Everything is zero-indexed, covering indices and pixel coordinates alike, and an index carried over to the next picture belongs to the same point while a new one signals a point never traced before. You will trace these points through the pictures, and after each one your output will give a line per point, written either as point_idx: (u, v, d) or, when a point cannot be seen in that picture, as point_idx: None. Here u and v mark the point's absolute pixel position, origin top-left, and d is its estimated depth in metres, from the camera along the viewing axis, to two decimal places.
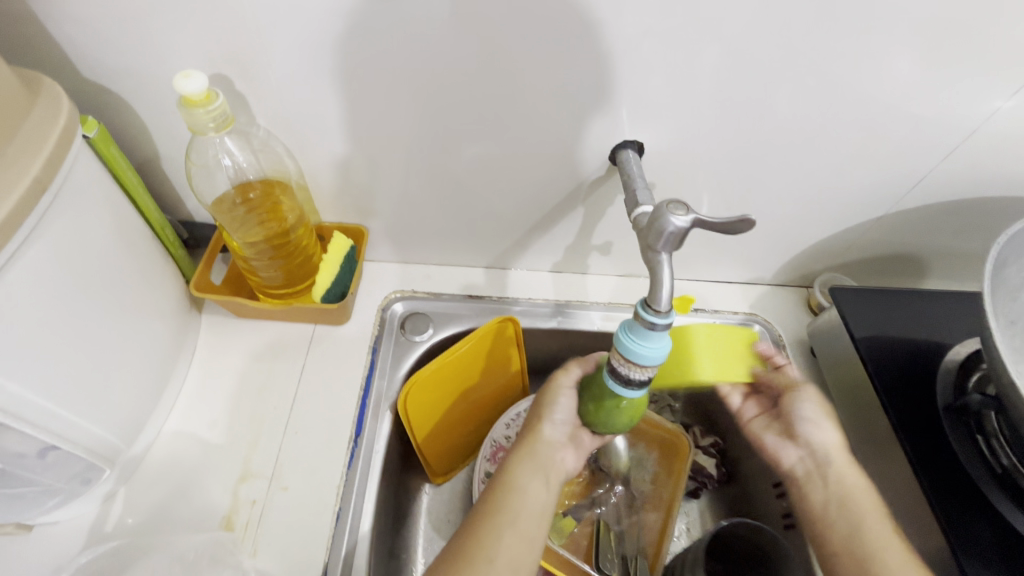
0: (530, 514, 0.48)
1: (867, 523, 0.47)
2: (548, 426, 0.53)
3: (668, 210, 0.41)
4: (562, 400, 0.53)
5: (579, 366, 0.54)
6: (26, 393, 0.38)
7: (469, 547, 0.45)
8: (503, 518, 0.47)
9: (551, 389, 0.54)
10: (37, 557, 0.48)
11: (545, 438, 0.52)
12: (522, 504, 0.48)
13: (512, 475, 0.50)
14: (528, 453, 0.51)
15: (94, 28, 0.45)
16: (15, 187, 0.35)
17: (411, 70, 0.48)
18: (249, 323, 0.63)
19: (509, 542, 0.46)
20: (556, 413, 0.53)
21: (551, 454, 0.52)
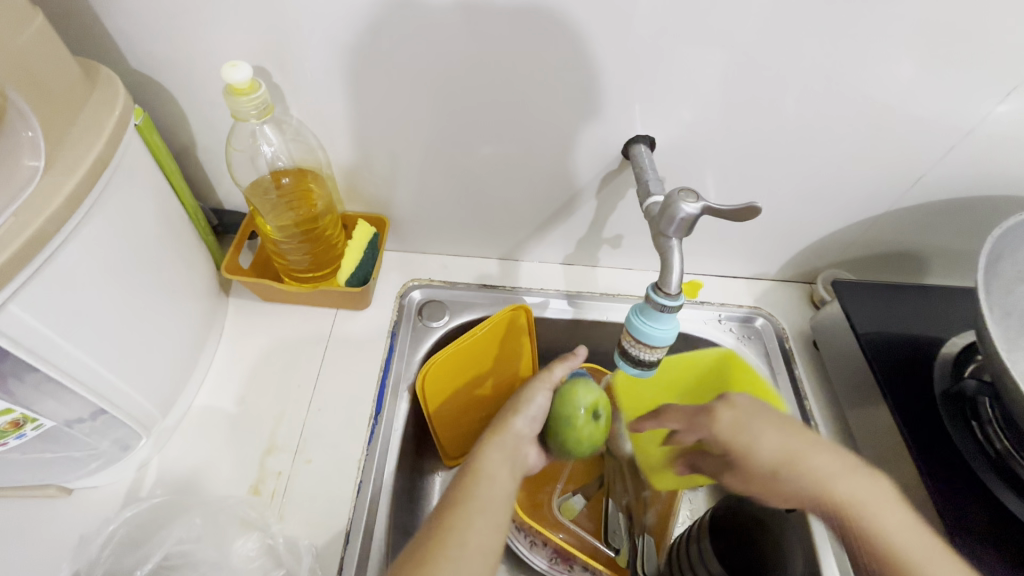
0: (499, 498, 0.45)
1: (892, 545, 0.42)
2: (519, 419, 0.53)
3: (680, 197, 0.44)
4: (538, 397, 0.54)
5: (561, 367, 0.56)
6: (82, 357, 0.41)
7: (441, 529, 0.41)
8: (473, 501, 0.44)
9: (529, 385, 0.55)
10: (77, 517, 0.50)
11: (517, 427, 0.52)
12: (486, 486, 0.45)
13: (481, 458, 0.48)
14: (497, 438, 0.50)
15: (145, 20, 0.48)
16: (80, 163, 0.38)
17: (437, 66, 0.51)
18: (274, 306, 0.66)
19: (481, 525, 0.42)
20: (529, 409, 0.54)
21: (520, 442, 0.51)
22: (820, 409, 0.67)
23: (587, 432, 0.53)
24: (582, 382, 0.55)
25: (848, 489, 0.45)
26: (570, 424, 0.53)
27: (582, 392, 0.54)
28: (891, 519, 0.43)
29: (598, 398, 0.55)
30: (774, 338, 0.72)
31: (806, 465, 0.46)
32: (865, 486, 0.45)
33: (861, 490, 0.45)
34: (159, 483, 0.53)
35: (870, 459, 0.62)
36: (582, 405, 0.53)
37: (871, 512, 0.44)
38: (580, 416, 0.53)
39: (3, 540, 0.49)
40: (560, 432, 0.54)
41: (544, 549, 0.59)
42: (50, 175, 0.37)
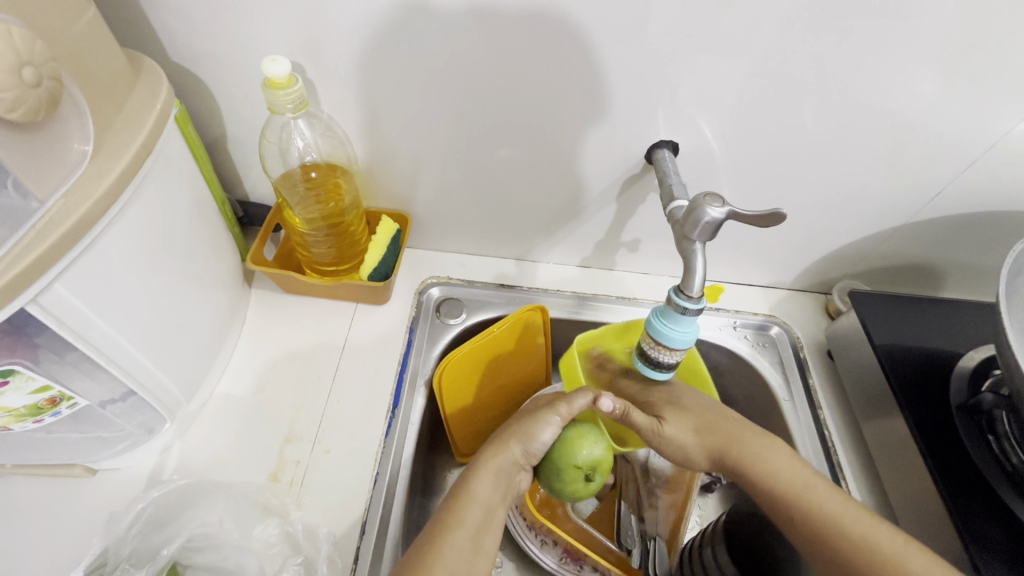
0: (483, 526, 0.44)
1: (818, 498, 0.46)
2: (519, 446, 0.48)
3: (706, 202, 0.45)
4: (546, 431, 0.49)
5: (581, 400, 0.50)
6: (120, 339, 0.42)
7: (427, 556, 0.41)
8: (460, 529, 0.43)
9: (541, 415, 0.49)
10: (99, 498, 0.51)
11: (516, 454, 0.48)
12: (473, 514, 0.44)
13: (472, 482, 0.45)
14: (492, 463, 0.47)
15: (187, 14, 0.49)
16: (126, 150, 0.39)
17: (468, 69, 0.52)
18: (295, 299, 0.67)
19: (464, 554, 0.42)
20: (535, 441, 0.49)
21: (516, 470, 0.48)
22: (833, 418, 0.68)
23: (574, 486, 0.50)
24: (593, 437, 0.51)
25: (763, 452, 0.49)
26: (560, 474, 0.50)
27: (585, 447, 0.50)
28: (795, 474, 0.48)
29: (600, 460, 0.50)
30: (788, 347, 0.72)
31: (717, 434, 0.51)
32: (779, 451, 0.49)
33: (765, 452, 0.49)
34: (180, 468, 0.53)
35: (884, 470, 0.62)
36: (582, 461, 0.49)
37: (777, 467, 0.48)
38: (574, 470, 0.49)
39: (28, 518, 0.50)
40: (549, 476, 0.51)
41: (555, 548, 0.60)
42: (99, 160, 0.38)
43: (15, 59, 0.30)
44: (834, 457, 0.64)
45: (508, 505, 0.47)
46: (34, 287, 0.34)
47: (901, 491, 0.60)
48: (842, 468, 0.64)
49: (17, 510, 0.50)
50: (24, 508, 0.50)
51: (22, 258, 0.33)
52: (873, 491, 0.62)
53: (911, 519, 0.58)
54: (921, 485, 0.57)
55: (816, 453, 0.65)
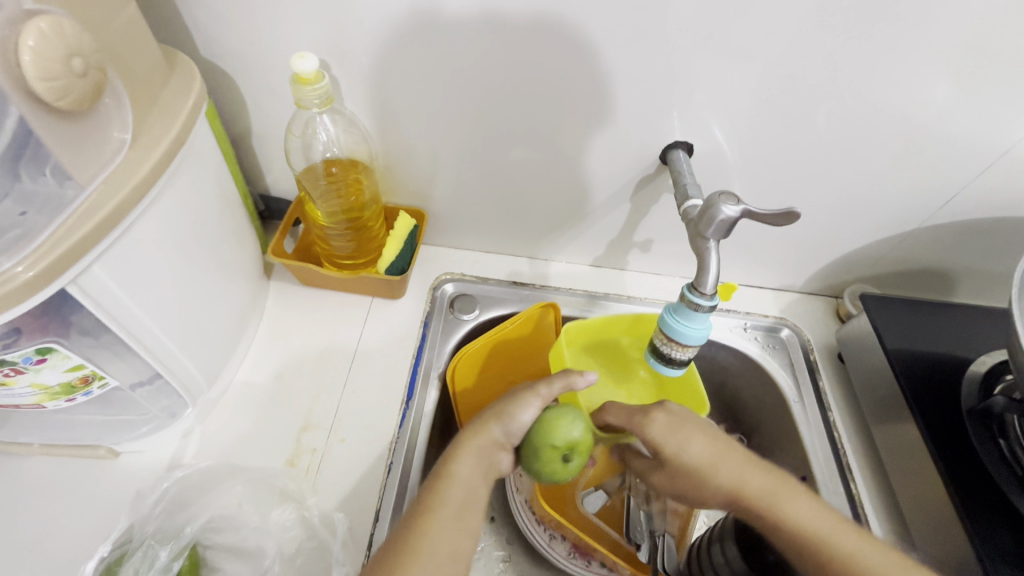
0: (466, 505, 0.44)
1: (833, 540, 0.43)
2: (499, 427, 0.48)
3: (720, 200, 0.46)
4: (527, 410, 0.49)
5: (560, 381, 0.51)
6: (150, 324, 0.44)
7: (410, 539, 0.41)
8: (441, 509, 0.43)
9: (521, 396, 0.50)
10: (122, 479, 0.53)
11: (496, 434, 0.48)
12: (453, 493, 0.44)
13: (454, 462, 0.45)
14: (473, 442, 0.47)
15: (219, 11, 0.51)
16: (160, 142, 0.41)
17: (488, 69, 0.53)
18: (312, 291, 0.68)
19: (446, 533, 0.42)
20: (515, 419, 0.49)
21: (497, 450, 0.48)
22: (843, 421, 0.68)
23: (554, 468, 0.48)
24: (573, 418, 0.49)
25: (780, 500, 0.45)
26: (539, 456, 0.48)
27: (565, 428, 0.48)
28: (807, 515, 0.44)
29: (580, 441, 0.49)
30: (799, 349, 0.73)
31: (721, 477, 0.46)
32: (800, 499, 0.45)
33: (775, 492, 0.45)
34: (200, 451, 0.55)
35: (894, 473, 0.62)
36: (562, 442, 0.48)
37: (789, 511, 0.45)
38: (552, 451, 0.48)
39: (55, 496, 0.51)
40: (527, 458, 0.49)
41: (563, 543, 0.61)
42: (136, 150, 0.40)
43: (65, 49, 0.32)
44: (843, 459, 0.65)
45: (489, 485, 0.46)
46: (74, 269, 0.36)
47: (910, 494, 0.60)
48: (851, 470, 0.64)
49: (43, 488, 0.52)
50: (51, 486, 0.52)
51: (64, 240, 0.35)
52: (881, 493, 0.63)
53: (920, 521, 0.58)
54: (930, 487, 0.57)
55: (825, 455, 0.65)
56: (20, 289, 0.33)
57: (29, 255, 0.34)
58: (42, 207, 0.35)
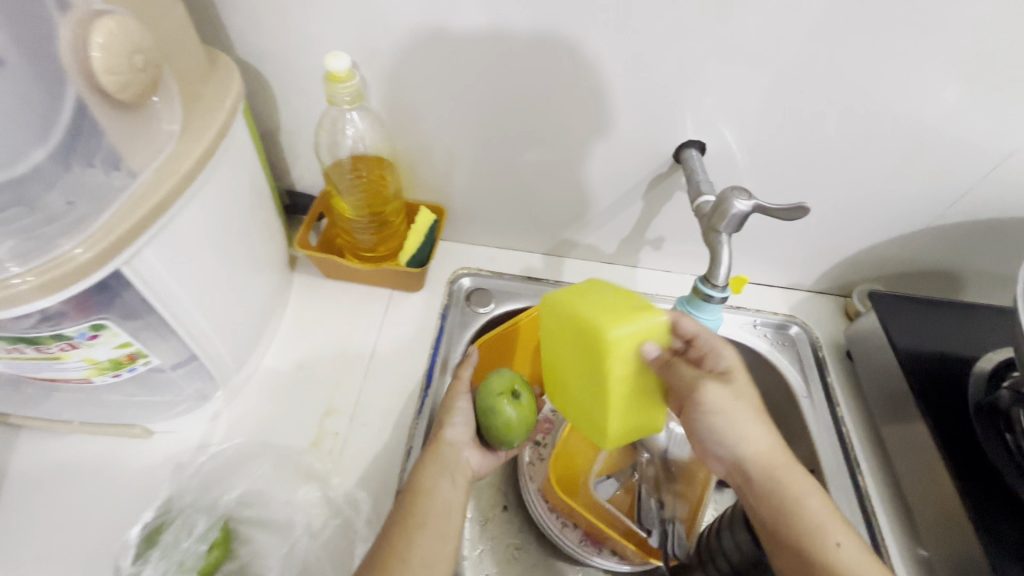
0: (440, 512, 0.47)
1: (828, 536, 0.45)
2: (448, 429, 0.52)
3: (732, 196, 0.48)
4: (460, 404, 0.54)
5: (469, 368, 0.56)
6: (190, 307, 0.46)
7: (391, 551, 0.44)
8: (414, 519, 0.46)
9: (452, 398, 0.55)
10: (155, 457, 0.55)
11: (448, 438, 0.52)
12: (432, 502, 0.47)
13: (418, 475, 0.49)
14: (435, 453, 0.51)
15: (256, 12, 0.54)
16: (206, 132, 0.43)
17: (510, 68, 0.56)
18: (334, 283, 0.71)
19: (425, 542, 0.44)
20: (456, 416, 0.53)
21: (458, 455, 0.52)
22: (851, 417, 0.69)
23: (512, 414, 0.51)
24: (496, 371, 0.54)
25: (798, 490, 0.46)
26: (491, 410, 0.51)
27: (494, 378, 0.53)
28: (817, 508, 0.46)
29: (513, 380, 0.53)
30: (808, 346, 0.74)
31: (757, 420, 0.49)
32: (815, 493, 0.47)
33: (793, 482, 0.47)
34: (227, 433, 0.57)
35: (902, 468, 0.63)
36: (499, 389, 0.51)
37: (802, 499, 0.46)
38: (498, 398, 0.51)
39: (94, 471, 0.54)
40: (484, 423, 0.51)
41: (574, 531, 0.64)
42: (183, 142, 0.42)
43: (130, 46, 0.35)
44: (852, 454, 0.66)
45: (464, 488, 0.50)
46: (126, 252, 0.38)
47: (917, 487, 0.61)
48: (859, 464, 0.65)
49: (83, 464, 0.54)
50: (89, 463, 0.54)
51: (120, 224, 0.38)
52: (888, 487, 0.64)
53: (926, 514, 0.60)
54: (937, 480, 0.59)
55: (833, 449, 0.66)
56: (80, 268, 0.36)
57: (88, 237, 0.37)
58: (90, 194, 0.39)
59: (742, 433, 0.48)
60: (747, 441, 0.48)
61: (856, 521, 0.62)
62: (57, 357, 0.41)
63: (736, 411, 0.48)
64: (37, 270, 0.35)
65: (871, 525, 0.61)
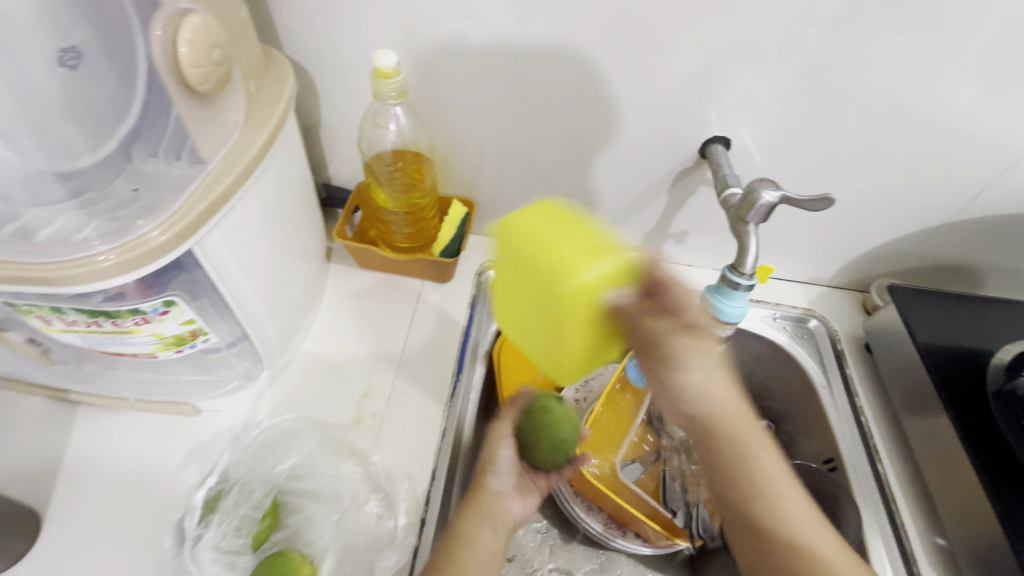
0: (480, 565, 0.46)
1: (783, 507, 0.43)
2: (491, 478, 0.53)
3: (761, 186, 0.51)
4: (504, 449, 0.54)
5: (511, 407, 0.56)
6: (245, 287, 0.49)
7: None
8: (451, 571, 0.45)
9: (493, 442, 0.55)
10: (204, 435, 0.58)
11: (491, 487, 0.52)
12: (473, 550, 0.47)
13: (460, 525, 0.49)
14: (476, 503, 0.51)
15: (305, 11, 0.56)
16: (268, 122, 0.46)
17: (543, 65, 0.58)
18: (367, 273, 0.73)
19: None
20: (499, 464, 0.53)
21: (498, 506, 0.51)
22: (871, 408, 0.71)
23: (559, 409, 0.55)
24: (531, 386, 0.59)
25: (749, 446, 0.45)
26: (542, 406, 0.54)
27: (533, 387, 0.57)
28: (767, 459, 0.45)
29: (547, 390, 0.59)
30: (826, 339, 0.76)
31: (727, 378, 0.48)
32: (765, 443, 0.46)
33: (746, 437, 0.46)
34: (271, 413, 0.60)
35: (922, 454, 0.65)
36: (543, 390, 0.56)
37: (755, 454, 0.45)
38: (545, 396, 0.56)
39: (146, 446, 0.57)
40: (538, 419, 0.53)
41: (600, 514, 0.65)
42: (247, 131, 0.46)
43: (210, 42, 0.39)
44: (871, 442, 0.68)
45: (503, 540, 0.50)
46: (197, 234, 0.41)
47: (937, 473, 0.63)
48: (879, 452, 0.67)
49: (135, 439, 0.57)
50: (142, 438, 0.57)
51: (193, 210, 0.40)
52: (908, 475, 0.66)
53: (946, 499, 0.61)
54: (958, 468, 0.60)
55: (854, 439, 0.68)
56: (157, 249, 0.39)
57: (164, 221, 0.39)
58: (160, 181, 0.41)
59: (711, 388, 0.46)
60: (716, 394, 0.47)
61: (876, 508, 0.64)
62: (129, 331, 0.44)
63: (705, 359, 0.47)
64: (118, 249, 0.38)
65: (892, 512, 0.63)
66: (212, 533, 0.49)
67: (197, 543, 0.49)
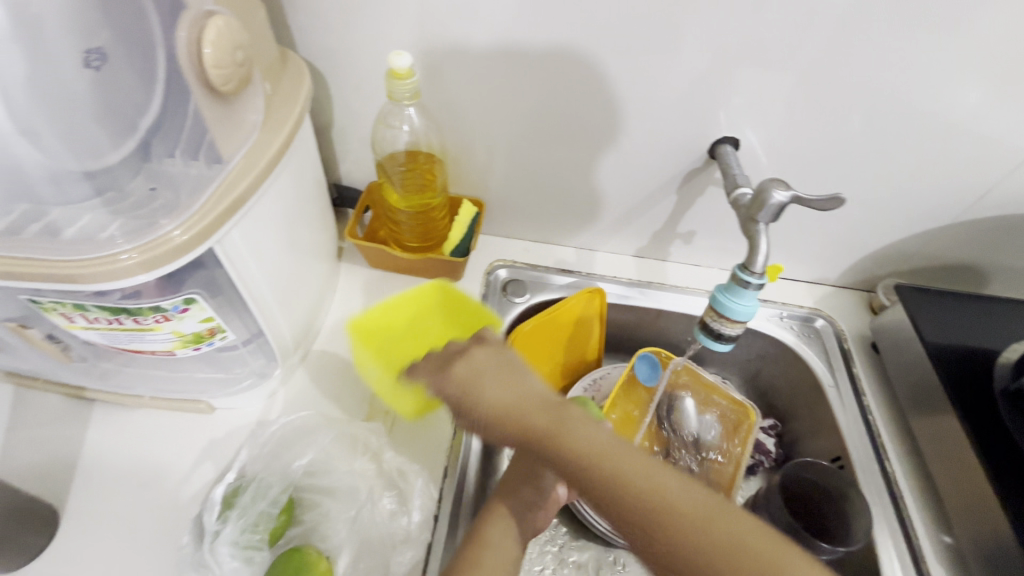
0: (499, 565, 0.46)
1: (667, 499, 0.39)
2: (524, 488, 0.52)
3: (772, 187, 0.52)
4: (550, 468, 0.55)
5: None
6: (262, 286, 0.50)
7: None
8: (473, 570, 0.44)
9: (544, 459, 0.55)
10: (218, 432, 0.58)
11: (523, 496, 0.52)
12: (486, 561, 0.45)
13: (488, 526, 0.48)
14: (504, 505, 0.50)
15: (320, 12, 0.57)
16: (285, 122, 0.47)
17: (554, 67, 0.59)
18: (378, 272, 0.74)
19: None
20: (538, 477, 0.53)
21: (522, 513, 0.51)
22: (878, 407, 0.71)
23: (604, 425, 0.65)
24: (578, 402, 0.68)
25: (591, 435, 0.43)
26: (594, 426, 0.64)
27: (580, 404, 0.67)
28: (591, 426, 0.44)
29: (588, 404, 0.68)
30: (833, 338, 0.76)
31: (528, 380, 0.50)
32: (590, 424, 0.45)
33: (564, 416, 0.45)
34: (285, 410, 0.60)
35: (931, 452, 0.65)
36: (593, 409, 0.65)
37: (571, 430, 0.44)
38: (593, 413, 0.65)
39: (161, 443, 0.57)
40: None
41: None
42: (265, 131, 0.46)
43: (233, 43, 0.39)
44: (878, 441, 0.68)
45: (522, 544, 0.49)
46: (217, 233, 0.42)
47: (946, 471, 0.63)
48: (887, 451, 0.67)
49: (151, 436, 0.58)
50: (157, 435, 0.58)
51: (213, 209, 0.41)
52: (916, 473, 0.66)
53: (955, 497, 0.61)
54: (965, 466, 0.61)
55: (861, 437, 0.68)
56: (177, 248, 0.39)
57: (185, 220, 0.40)
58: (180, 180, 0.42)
59: (522, 397, 0.48)
60: (528, 403, 0.47)
61: (884, 506, 0.64)
62: (149, 329, 0.44)
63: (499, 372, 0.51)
64: (140, 249, 0.38)
65: (900, 509, 0.63)
66: (230, 529, 0.50)
67: (216, 538, 0.50)
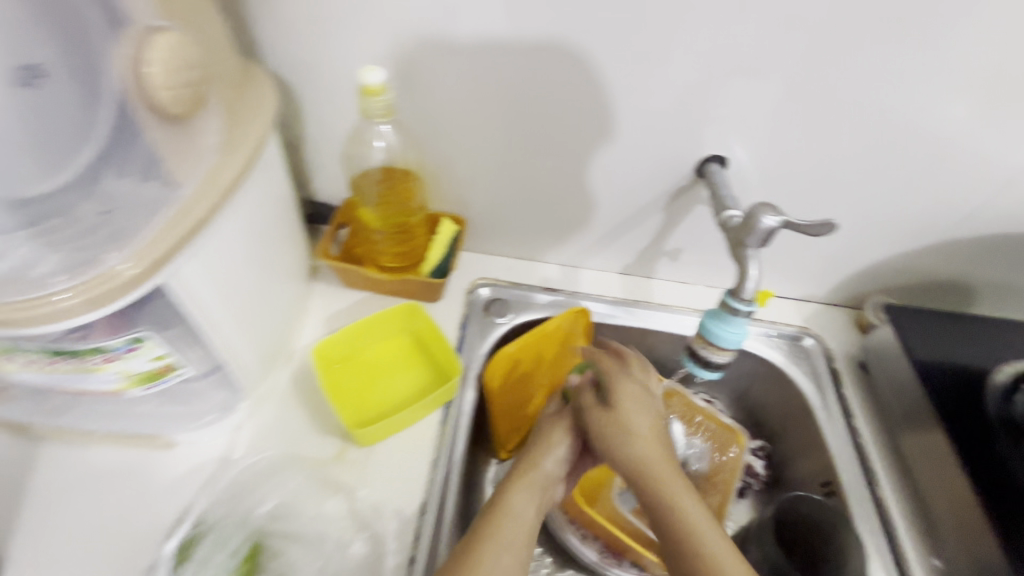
0: (519, 527, 0.47)
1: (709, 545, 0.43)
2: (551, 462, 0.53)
3: (761, 212, 0.50)
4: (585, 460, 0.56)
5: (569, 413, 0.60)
6: (220, 317, 0.46)
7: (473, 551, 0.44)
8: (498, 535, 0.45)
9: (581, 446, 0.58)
10: (177, 469, 0.55)
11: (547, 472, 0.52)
12: (497, 551, 0.44)
13: (512, 493, 0.49)
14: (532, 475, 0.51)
15: (290, 23, 0.54)
16: (247, 138, 0.44)
17: (534, 80, 0.57)
18: (353, 293, 0.70)
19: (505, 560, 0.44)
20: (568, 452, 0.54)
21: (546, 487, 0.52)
22: (869, 429, 0.70)
23: None
24: None
25: (674, 479, 0.46)
26: None
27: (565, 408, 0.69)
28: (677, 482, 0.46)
29: None
30: (822, 358, 0.75)
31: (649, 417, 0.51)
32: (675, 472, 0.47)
33: (655, 458, 0.48)
34: (250, 444, 0.57)
35: (922, 477, 0.63)
36: None
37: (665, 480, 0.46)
38: None
39: (115, 483, 0.53)
40: None
41: (595, 542, 0.63)
42: (224, 150, 0.43)
43: (185, 61, 0.37)
44: (869, 464, 0.67)
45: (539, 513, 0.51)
46: (169, 266, 0.38)
47: (937, 497, 0.61)
48: (877, 476, 0.66)
49: (104, 476, 0.54)
50: (111, 474, 0.54)
51: (163, 239, 0.37)
52: (907, 497, 0.64)
53: (947, 522, 0.60)
54: (956, 490, 0.59)
55: (852, 461, 0.67)
56: (122, 284, 0.36)
57: (131, 252, 0.36)
58: (126, 204, 0.38)
59: (641, 432, 0.49)
60: (647, 439, 0.49)
61: (876, 532, 0.62)
62: (94, 368, 0.41)
63: (636, 400, 0.51)
64: (81, 286, 0.35)
65: (892, 538, 0.62)
66: None
67: None
